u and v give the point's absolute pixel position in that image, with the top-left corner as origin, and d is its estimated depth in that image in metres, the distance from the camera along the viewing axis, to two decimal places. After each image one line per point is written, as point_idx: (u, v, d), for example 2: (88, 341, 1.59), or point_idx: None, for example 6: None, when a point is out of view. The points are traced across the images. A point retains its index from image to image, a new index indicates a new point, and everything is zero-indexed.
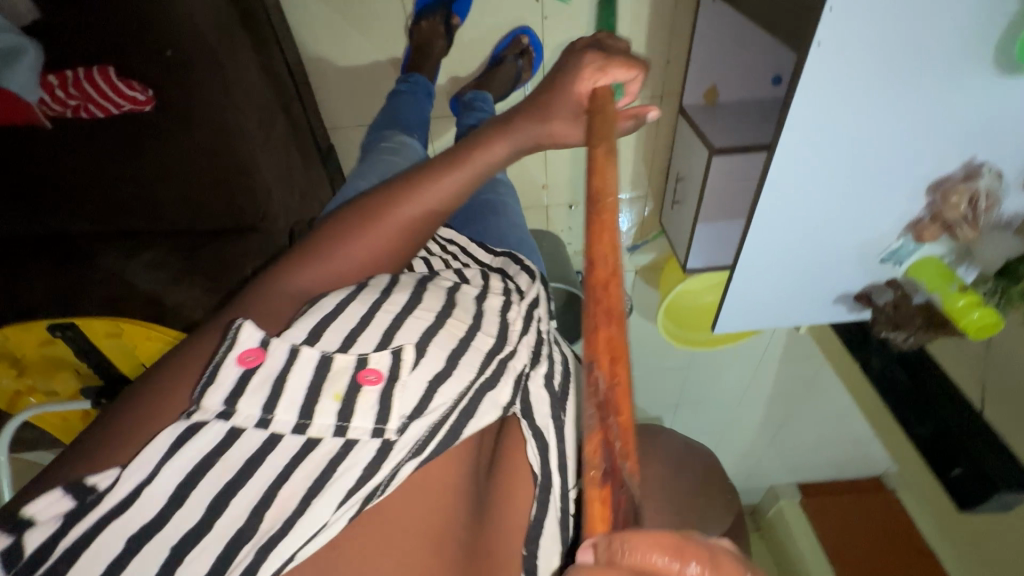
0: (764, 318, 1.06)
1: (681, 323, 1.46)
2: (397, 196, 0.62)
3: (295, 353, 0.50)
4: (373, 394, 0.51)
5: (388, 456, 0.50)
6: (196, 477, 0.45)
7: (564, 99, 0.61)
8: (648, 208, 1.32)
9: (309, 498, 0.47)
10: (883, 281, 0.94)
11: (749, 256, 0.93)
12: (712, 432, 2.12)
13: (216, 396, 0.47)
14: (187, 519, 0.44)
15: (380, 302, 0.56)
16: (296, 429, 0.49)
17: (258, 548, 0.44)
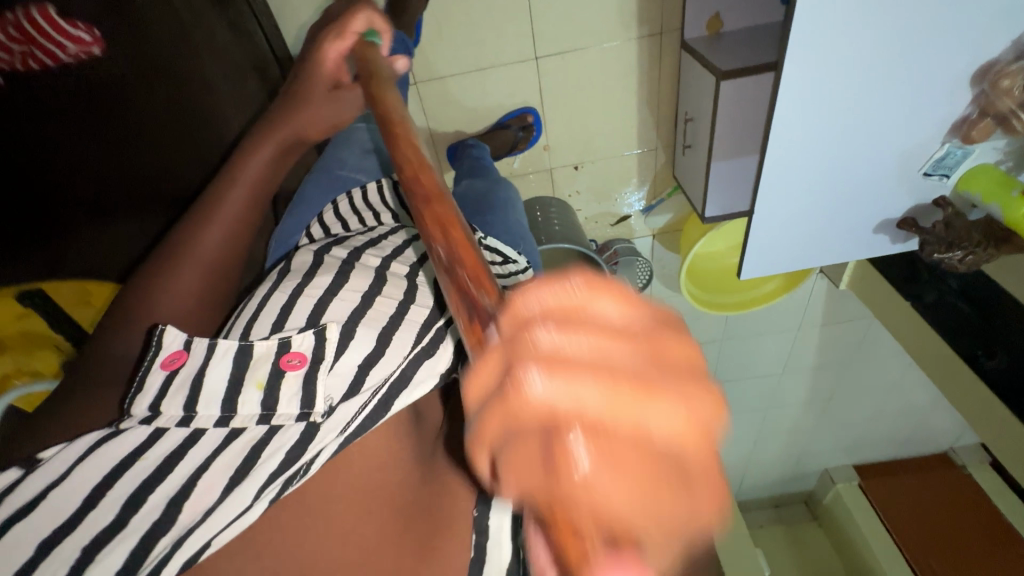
0: (802, 254, 0.94)
1: (706, 287, 1.35)
2: (196, 226, 0.67)
3: (212, 350, 0.55)
4: (296, 377, 0.53)
5: (314, 438, 0.51)
6: (113, 477, 0.47)
7: (314, 76, 0.76)
8: (658, 162, 1.23)
9: (231, 484, 0.48)
10: (931, 201, 0.83)
11: (769, 184, 0.84)
12: (753, 412, 1.98)
13: (143, 402, 0.53)
14: (100, 518, 0.46)
15: (303, 289, 0.62)
16: (219, 422, 0.52)
17: (173, 541, 0.45)
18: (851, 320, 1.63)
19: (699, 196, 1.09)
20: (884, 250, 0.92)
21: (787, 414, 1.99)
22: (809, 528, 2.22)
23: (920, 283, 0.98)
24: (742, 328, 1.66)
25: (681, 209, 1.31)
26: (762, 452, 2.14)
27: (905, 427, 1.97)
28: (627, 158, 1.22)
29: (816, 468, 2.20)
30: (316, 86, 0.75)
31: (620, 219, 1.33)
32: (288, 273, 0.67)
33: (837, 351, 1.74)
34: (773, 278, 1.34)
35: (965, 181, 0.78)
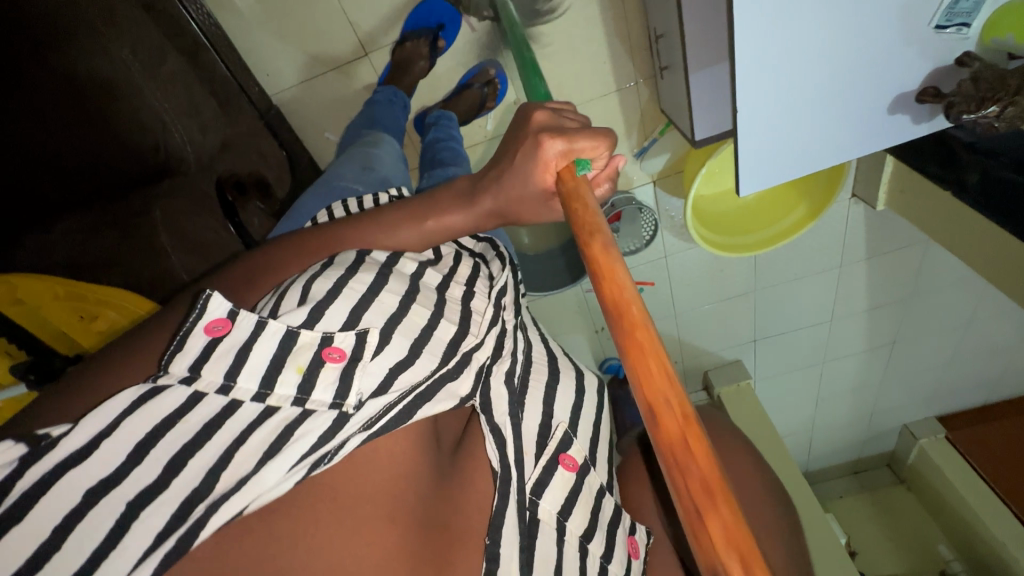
0: (796, 154, 0.81)
1: (715, 229, 1.21)
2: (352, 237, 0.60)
3: (261, 328, 0.49)
4: (335, 371, 0.49)
5: (341, 429, 0.47)
6: (153, 439, 0.42)
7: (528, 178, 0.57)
8: (643, 98, 1.13)
9: (265, 458, 0.44)
10: (952, 62, 0.71)
11: (757, 81, 0.71)
12: (807, 369, 1.76)
13: (182, 362, 0.46)
14: (145, 474, 0.41)
15: (346, 279, 0.54)
16: (255, 397, 0.47)
17: (209, 504, 0.41)
18: (905, 247, 1.43)
19: (685, 120, 0.99)
20: (909, 133, 0.79)
21: (848, 368, 1.76)
22: (893, 490, 1.97)
23: (958, 163, 0.86)
24: (775, 274, 1.48)
25: (678, 148, 1.18)
26: (827, 416, 1.92)
27: (992, 361, 1.73)
28: (606, 99, 1.12)
29: (894, 424, 1.97)
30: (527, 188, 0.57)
31: None
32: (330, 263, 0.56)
33: (894, 287, 1.52)
34: (793, 211, 1.21)
35: (991, 27, 0.67)
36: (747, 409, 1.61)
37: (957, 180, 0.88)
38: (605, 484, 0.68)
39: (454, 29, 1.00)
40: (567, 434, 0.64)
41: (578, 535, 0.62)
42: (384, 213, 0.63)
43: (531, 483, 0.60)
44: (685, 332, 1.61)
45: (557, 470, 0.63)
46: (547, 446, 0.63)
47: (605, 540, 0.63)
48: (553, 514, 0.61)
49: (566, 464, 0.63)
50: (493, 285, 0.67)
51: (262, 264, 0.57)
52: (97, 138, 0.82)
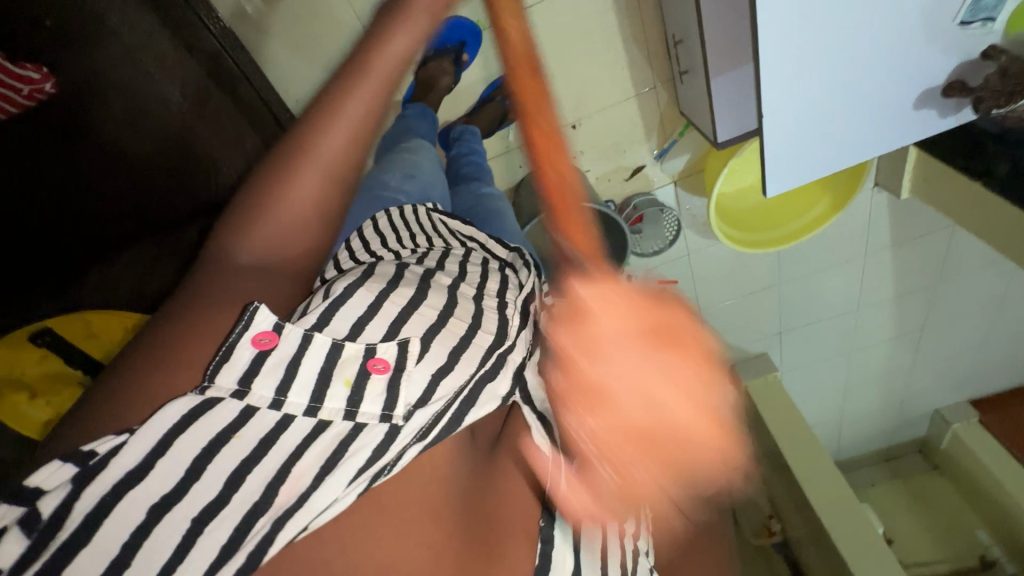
0: (820, 150, 0.81)
1: (738, 225, 1.22)
2: (318, 128, 0.54)
3: (307, 342, 0.46)
4: (381, 381, 0.47)
5: (395, 441, 0.46)
6: (212, 451, 0.40)
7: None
8: (663, 102, 1.15)
9: (322, 474, 0.42)
10: (977, 56, 0.72)
11: (785, 84, 0.73)
12: (834, 358, 1.75)
13: (229, 374, 0.43)
14: (204, 493, 0.40)
15: (387, 293, 0.54)
16: (307, 412, 0.45)
17: (274, 519, 0.40)
18: (929, 233, 1.42)
19: (708, 123, 1.00)
20: (936, 127, 0.80)
21: (876, 356, 1.75)
22: (926, 475, 1.95)
23: (988, 152, 0.87)
24: (799, 266, 1.48)
25: (698, 148, 1.20)
26: (856, 405, 1.91)
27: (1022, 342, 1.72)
28: (626, 104, 1.14)
29: (924, 409, 1.95)
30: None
31: (634, 171, 1.24)
32: (371, 274, 0.57)
33: (920, 273, 1.52)
34: (817, 204, 1.21)
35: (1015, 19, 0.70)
36: (776, 403, 1.61)
37: (986, 168, 0.88)
38: None
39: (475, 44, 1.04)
40: None
41: (625, 518, 0.62)
42: (329, 91, 0.55)
43: (582, 464, 0.58)
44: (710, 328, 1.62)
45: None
46: None
47: (644, 519, 0.65)
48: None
49: None
50: (524, 290, 0.67)
51: (246, 216, 0.52)
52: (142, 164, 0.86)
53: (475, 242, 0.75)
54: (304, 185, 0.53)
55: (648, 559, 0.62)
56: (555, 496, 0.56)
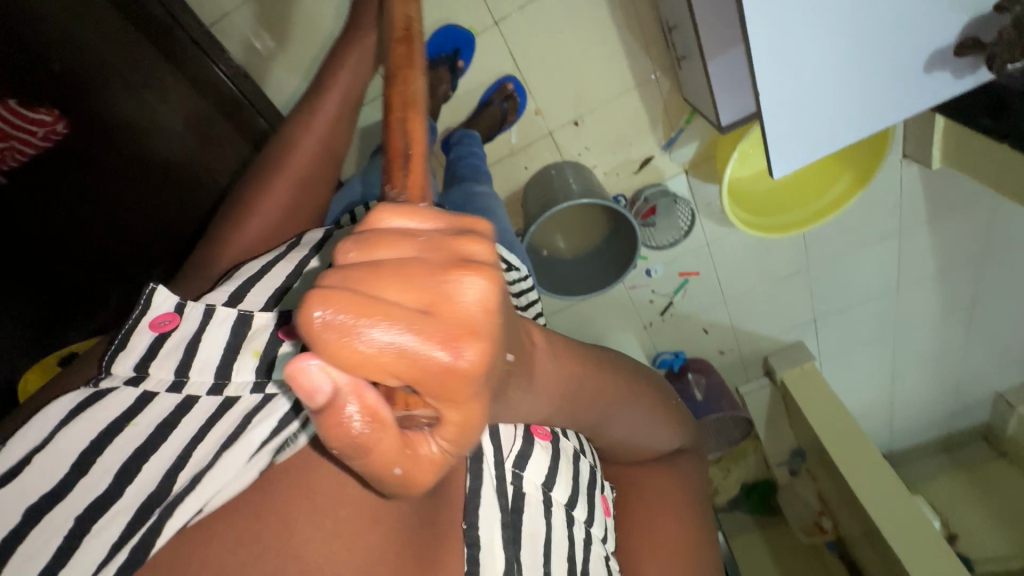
0: (824, 120, 0.76)
1: (754, 210, 1.17)
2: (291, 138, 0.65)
3: (210, 315, 0.49)
4: (291, 349, 0.46)
5: (304, 408, 0.43)
6: (102, 443, 0.41)
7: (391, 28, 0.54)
8: (666, 91, 1.12)
9: (221, 449, 0.40)
10: (990, 10, 0.68)
11: (777, 60, 0.69)
12: (877, 344, 1.66)
13: (128, 362, 0.47)
14: (95, 484, 0.39)
15: (304, 265, 0.56)
16: (211, 390, 0.45)
17: (164, 508, 0.37)
18: (969, 203, 1.33)
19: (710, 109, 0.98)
20: (951, 90, 0.75)
21: (923, 339, 1.65)
22: (992, 464, 1.80)
23: (1016, 111, 0.81)
24: (827, 248, 1.42)
25: (707, 134, 1.17)
26: (906, 391, 1.80)
27: None
28: (627, 96, 1.12)
29: (984, 393, 1.82)
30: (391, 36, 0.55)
31: (642, 164, 1.21)
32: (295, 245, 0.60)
33: (964, 247, 1.42)
34: (838, 182, 1.16)
35: None
36: (815, 393, 1.55)
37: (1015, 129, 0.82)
38: (580, 447, 0.61)
39: (468, 52, 1.07)
40: None
41: (563, 506, 0.56)
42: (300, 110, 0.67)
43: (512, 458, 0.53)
44: (738, 318, 1.56)
45: (535, 441, 0.55)
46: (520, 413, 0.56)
47: (587, 504, 0.58)
48: (538, 487, 0.54)
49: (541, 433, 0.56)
50: None
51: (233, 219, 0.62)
52: (137, 183, 0.95)
53: None
54: (283, 186, 0.63)
55: (592, 546, 0.57)
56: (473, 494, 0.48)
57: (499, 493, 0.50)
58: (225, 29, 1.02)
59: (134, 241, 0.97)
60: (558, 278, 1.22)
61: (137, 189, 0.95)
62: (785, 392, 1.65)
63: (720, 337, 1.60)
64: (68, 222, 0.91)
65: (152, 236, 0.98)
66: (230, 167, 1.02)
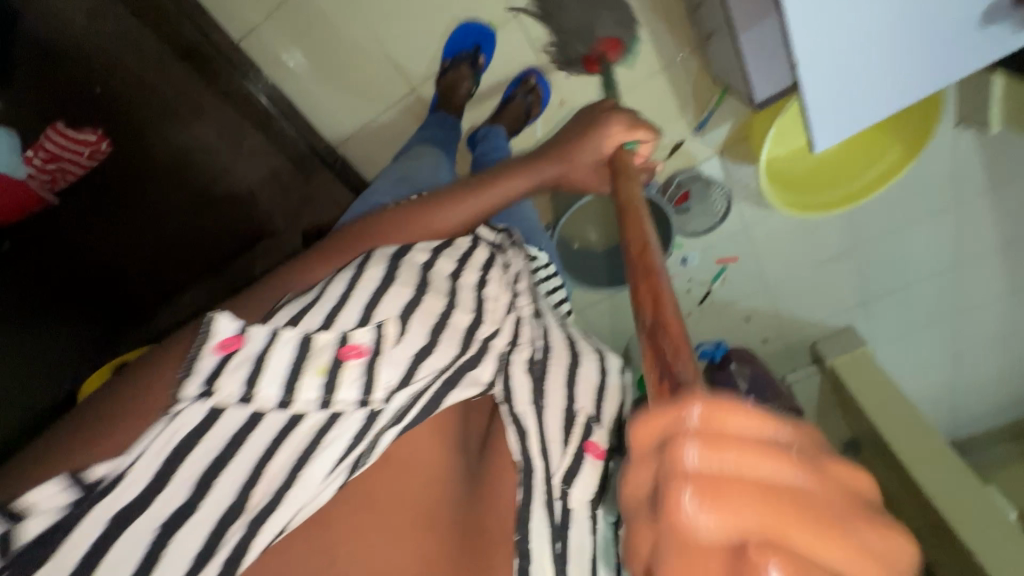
0: (872, 85, 0.72)
1: (792, 187, 1.12)
2: (434, 206, 0.58)
3: (275, 337, 0.42)
4: (358, 368, 0.44)
5: (372, 426, 0.45)
6: (178, 458, 0.39)
7: (591, 148, 0.64)
8: (693, 71, 1.09)
9: (298, 466, 0.42)
10: None
11: (817, 25, 0.66)
12: (934, 325, 1.56)
13: (194, 382, 0.39)
14: (173, 497, 0.38)
15: (356, 278, 0.49)
16: (280, 405, 0.42)
17: (249, 522, 0.40)
18: None
19: (743, 84, 0.94)
20: (1014, 41, 0.69)
21: (987, 319, 1.54)
22: None
23: None
24: (875, 226, 1.34)
25: (740, 114, 1.12)
26: (971, 376, 1.69)
27: None
28: (653, 78, 1.09)
29: None
30: (591, 148, 0.65)
31: (673, 149, 1.18)
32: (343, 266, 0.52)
33: None
34: (887, 154, 1.09)
35: None
36: (869, 379, 1.47)
37: None
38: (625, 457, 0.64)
39: (491, 45, 1.05)
40: (590, 421, 0.59)
41: (610, 520, 0.61)
42: (459, 184, 0.62)
43: (559, 475, 0.56)
44: (783, 306, 1.50)
45: (586, 458, 0.58)
46: (572, 433, 0.58)
47: (635, 521, 0.62)
48: (587, 502, 0.58)
49: (594, 451, 0.58)
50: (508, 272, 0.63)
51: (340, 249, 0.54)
52: (185, 200, 1.01)
53: None
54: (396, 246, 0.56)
55: None
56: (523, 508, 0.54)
57: (549, 513, 0.55)
58: (252, 45, 1.05)
59: (183, 258, 1.02)
60: (587, 271, 1.21)
61: (186, 207, 1.01)
62: (836, 380, 1.57)
63: (763, 325, 1.54)
64: (125, 237, 0.97)
65: (198, 252, 1.03)
66: (259, 178, 1.06)
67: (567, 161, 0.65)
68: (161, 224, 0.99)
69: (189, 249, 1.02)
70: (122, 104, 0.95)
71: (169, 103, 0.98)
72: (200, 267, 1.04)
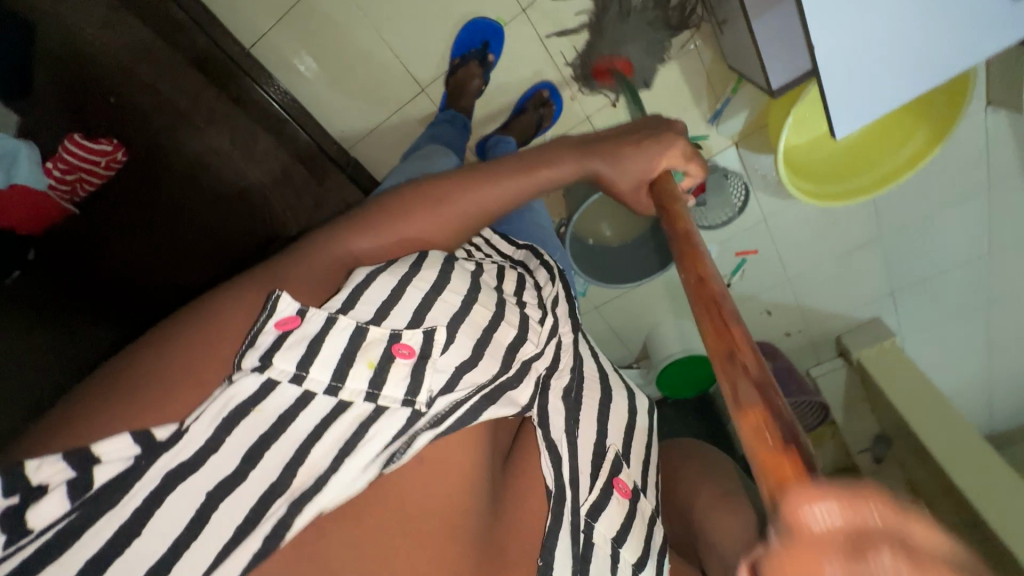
0: (896, 65, 0.68)
1: (812, 177, 1.09)
2: (466, 187, 0.55)
3: (332, 322, 0.43)
4: (405, 368, 0.44)
5: (414, 426, 0.43)
6: (230, 426, 0.37)
7: (642, 161, 0.58)
8: (706, 60, 1.05)
9: (342, 454, 0.40)
10: None
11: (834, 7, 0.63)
12: (967, 317, 1.51)
13: (253, 354, 0.40)
14: (223, 465, 0.37)
15: (408, 277, 0.49)
16: (329, 390, 0.41)
17: (291, 501, 0.37)
18: None
19: (759, 75, 0.91)
20: None
21: None
22: None
23: None
24: (902, 214, 1.30)
25: (757, 102, 1.08)
26: (1007, 371, 1.62)
27: None
28: (665, 68, 1.06)
29: None
30: (645, 162, 0.58)
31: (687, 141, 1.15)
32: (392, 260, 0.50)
33: None
34: (911, 142, 1.05)
35: None
36: (897, 372, 1.43)
37: None
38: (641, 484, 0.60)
39: (500, 41, 1.04)
40: (619, 457, 0.58)
41: (631, 564, 0.56)
42: (499, 165, 0.58)
43: (587, 506, 0.55)
44: (808, 298, 1.47)
45: (613, 495, 0.57)
46: (599, 471, 0.57)
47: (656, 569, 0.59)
48: (608, 540, 0.55)
49: (621, 489, 0.57)
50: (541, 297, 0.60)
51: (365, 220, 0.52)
52: (198, 201, 1.03)
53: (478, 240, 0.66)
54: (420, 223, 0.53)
55: None
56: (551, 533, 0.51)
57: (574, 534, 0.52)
58: (263, 49, 1.05)
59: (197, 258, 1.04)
60: (606, 269, 1.19)
61: (200, 208, 1.03)
62: (863, 374, 1.53)
63: (786, 318, 1.50)
64: (141, 239, 0.98)
65: (211, 252, 1.05)
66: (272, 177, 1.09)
67: (615, 159, 0.58)
68: (176, 224, 1.01)
69: (203, 250, 1.04)
70: (137, 108, 0.97)
71: (181, 108, 1.00)
72: (213, 266, 1.05)
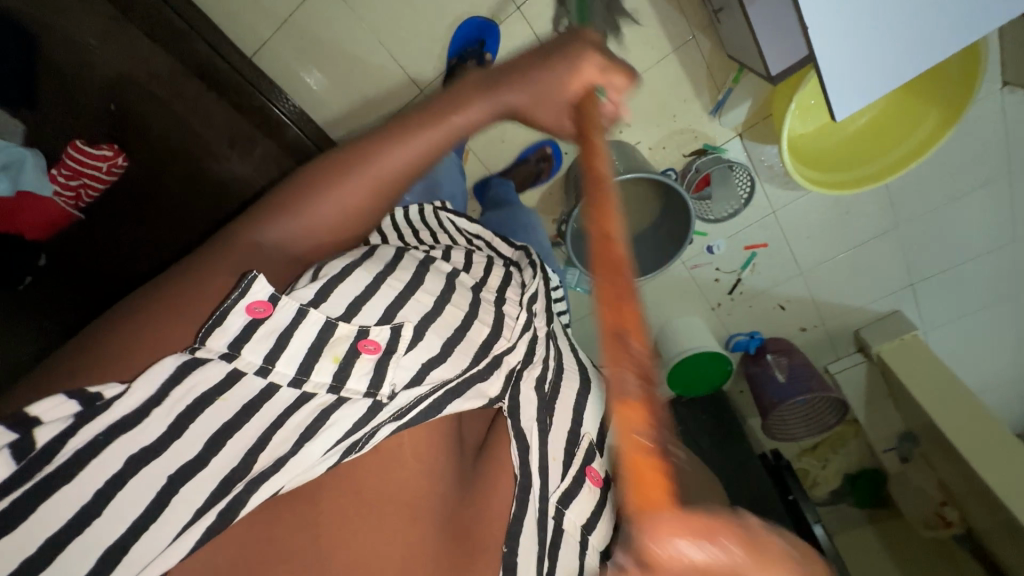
0: (894, 43, 0.66)
1: (815, 165, 1.06)
2: (368, 151, 0.49)
3: (302, 315, 0.43)
4: (369, 363, 0.44)
5: (374, 417, 0.43)
6: (188, 417, 0.38)
7: (558, 80, 0.49)
8: (706, 50, 1.04)
9: (304, 440, 0.40)
10: None
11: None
12: (993, 309, 1.45)
13: (220, 338, 0.40)
14: (185, 451, 0.37)
15: (383, 277, 0.51)
16: (292, 382, 0.42)
17: (249, 484, 0.38)
18: None
19: (759, 62, 0.90)
20: None
21: None
22: None
23: None
24: (916, 203, 1.26)
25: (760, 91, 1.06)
26: None
27: None
28: (664, 62, 1.06)
29: None
30: (559, 80, 0.49)
31: (688, 134, 1.14)
32: (369, 255, 0.53)
33: None
34: (920, 125, 1.01)
35: None
36: (919, 367, 1.38)
37: None
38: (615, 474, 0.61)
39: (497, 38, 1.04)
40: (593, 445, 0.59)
41: (597, 552, 0.58)
42: (401, 117, 0.50)
43: (557, 495, 0.55)
44: (821, 293, 1.43)
45: (585, 483, 0.57)
46: (573, 458, 0.57)
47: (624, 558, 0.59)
48: (578, 526, 0.56)
49: (593, 478, 0.58)
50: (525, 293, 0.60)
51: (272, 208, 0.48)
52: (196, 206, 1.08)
53: (480, 241, 0.70)
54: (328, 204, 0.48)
55: None
56: (517, 519, 0.52)
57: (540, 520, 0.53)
58: (265, 57, 1.10)
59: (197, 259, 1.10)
60: None
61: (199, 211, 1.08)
62: (884, 370, 1.47)
63: (799, 313, 1.47)
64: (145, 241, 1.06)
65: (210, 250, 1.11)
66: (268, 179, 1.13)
67: (527, 89, 0.49)
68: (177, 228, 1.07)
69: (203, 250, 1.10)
70: (128, 114, 0.99)
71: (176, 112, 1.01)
72: None
